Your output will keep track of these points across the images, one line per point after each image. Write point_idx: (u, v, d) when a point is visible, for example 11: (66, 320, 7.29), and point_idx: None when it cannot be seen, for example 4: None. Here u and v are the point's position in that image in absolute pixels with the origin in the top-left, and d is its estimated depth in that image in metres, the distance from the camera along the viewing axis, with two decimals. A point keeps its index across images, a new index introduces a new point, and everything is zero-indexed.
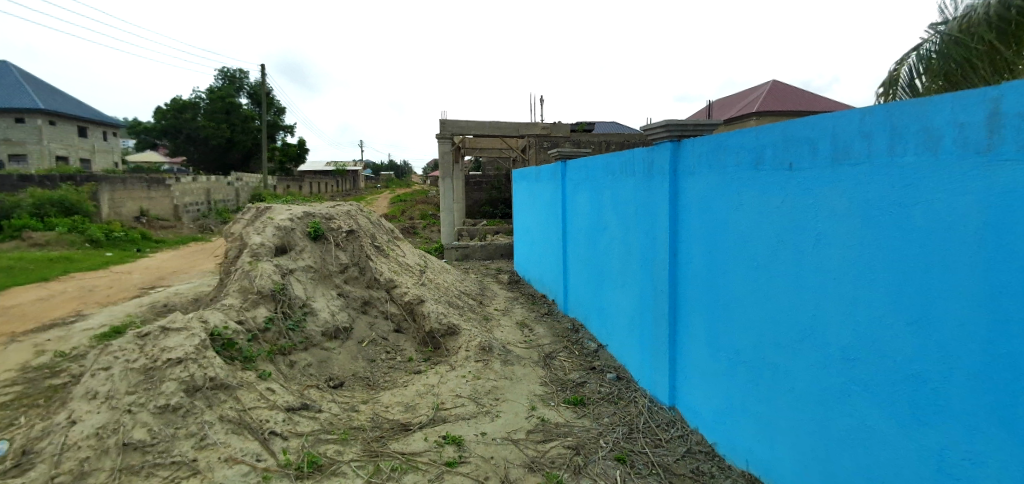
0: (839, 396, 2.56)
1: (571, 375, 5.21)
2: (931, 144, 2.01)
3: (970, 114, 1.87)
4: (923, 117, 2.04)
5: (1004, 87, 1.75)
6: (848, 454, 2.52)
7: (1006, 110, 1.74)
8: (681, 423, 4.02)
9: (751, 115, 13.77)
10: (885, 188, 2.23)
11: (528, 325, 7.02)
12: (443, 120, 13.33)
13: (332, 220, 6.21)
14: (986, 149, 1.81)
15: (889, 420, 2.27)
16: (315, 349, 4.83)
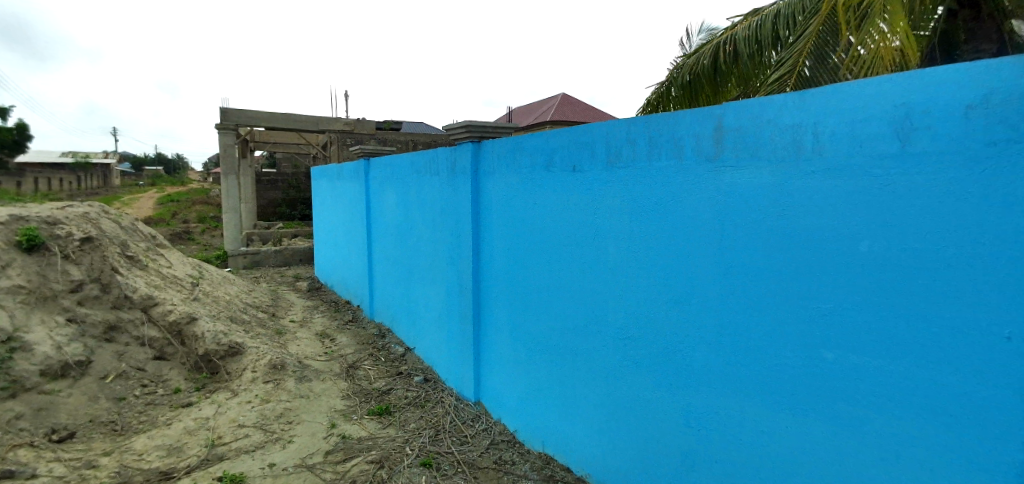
0: (616, 373, 2.89)
1: (377, 383, 4.97)
2: (677, 152, 2.40)
3: (702, 127, 2.28)
4: (672, 128, 2.42)
5: (725, 107, 2.18)
6: (623, 423, 2.86)
7: (726, 125, 2.17)
8: (486, 417, 4.14)
9: (546, 124, 15.09)
10: (645, 189, 2.59)
11: (330, 335, 6.51)
12: (224, 109, 11.62)
13: (57, 226, 4.86)
14: (714, 157, 2.23)
15: (653, 387, 2.65)
16: (29, 396, 3.69)
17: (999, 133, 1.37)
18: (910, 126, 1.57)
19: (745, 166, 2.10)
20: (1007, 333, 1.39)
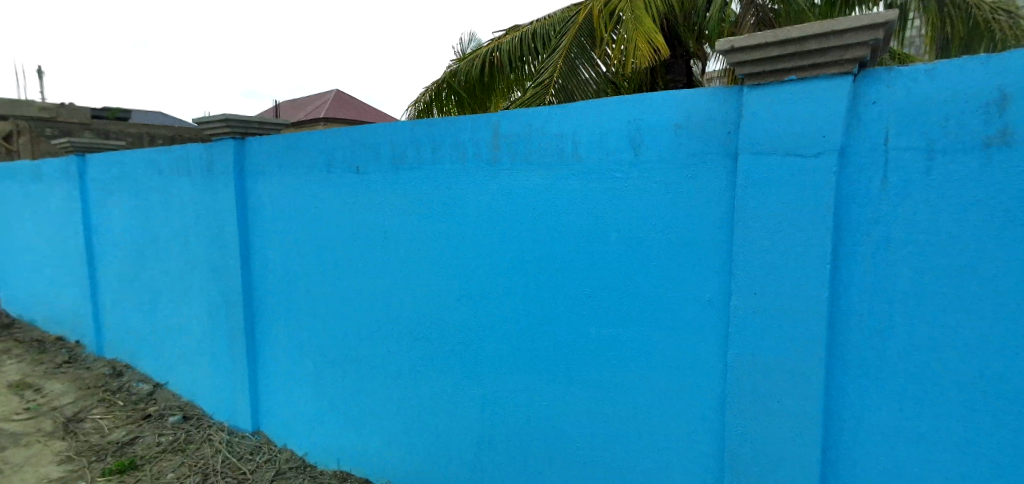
0: (410, 375, 2.89)
1: (114, 435, 3.96)
2: (460, 155, 2.53)
3: (482, 133, 2.45)
4: (454, 132, 2.53)
5: (500, 115, 2.38)
6: (423, 422, 2.87)
7: (503, 131, 2.38)
8: (268, 446, 3.67)
9: (320, 121, 14.11)
10: (432, 190, 2.65)
11: (30, 386, 4.93)
12: None
13: None
14: (494, 160, 2.42)
15: (450, 381, 2.73)
16: None
17: (695, 147, 1.90)
18: (640, 139, 2.02)
19: (520, 169, 2.35)
20: (708, 296, 1.94)
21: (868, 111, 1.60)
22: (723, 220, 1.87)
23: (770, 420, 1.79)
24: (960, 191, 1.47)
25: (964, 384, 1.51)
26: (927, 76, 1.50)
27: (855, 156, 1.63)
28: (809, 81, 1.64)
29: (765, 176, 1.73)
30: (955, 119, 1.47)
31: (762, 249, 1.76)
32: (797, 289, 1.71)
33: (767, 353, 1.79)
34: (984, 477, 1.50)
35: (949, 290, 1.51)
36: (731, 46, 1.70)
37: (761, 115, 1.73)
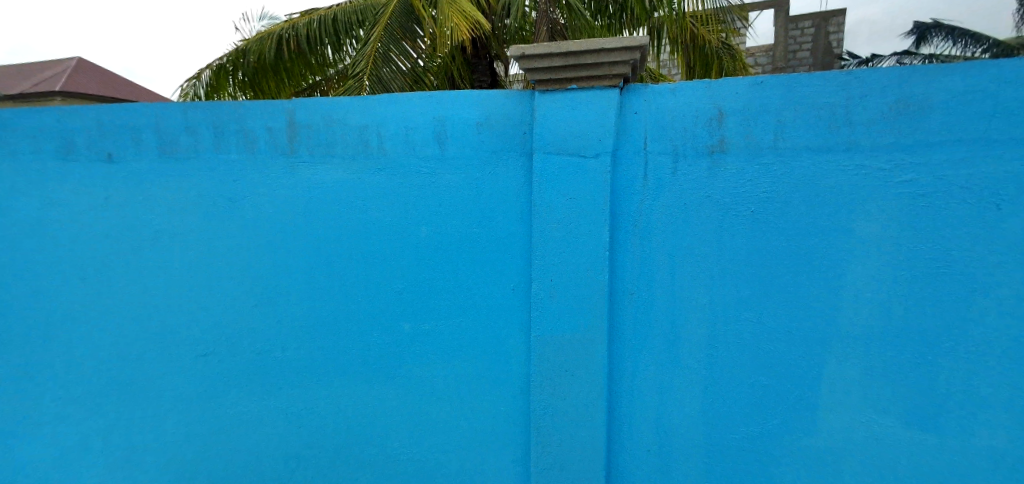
0: (184, 406, 2.42)
1: None
2: (249, 145, 2.25)
3: (275, 120, 2.23)
4: (240, 118, 2.25)
5: (295, 102, 2.20)
6: (207, 455, 2.44)
7: (300, 120, 2.20)
8: None
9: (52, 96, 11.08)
10: (214, 184, 2.30)
11: None
12: None
13: None
14: (289, 152, 2.23)
15: (243, 401, 2.38)
16: None
17: (496, 146, 2.02)
18: (444, 135, 2.06)
19: (321, 163, 2.20)
20: (512, 285, 2.09)
21: (632, 119, 1.89)
22: (521, 214, 2.04)
23: (566, 390, 2.05)
24: (695, 188, 1.86)
25: (699, 341, 1.94)
26: (670, 94, 1.85)
27: (623, 158, 1.92)
28: (587, 91, 1.88)
29: (556, 174, 1.93)
30: (690, 131, 1.85)
31: (555, 240, 1.97)
32: (584, 273, 1.97)
33: (563, 332, 2.02)
34: (713, 409, 1.96)
35: (687, 268, 1.92)
36: (522, 52, 1.82)
37: (550, 117, 1.91)
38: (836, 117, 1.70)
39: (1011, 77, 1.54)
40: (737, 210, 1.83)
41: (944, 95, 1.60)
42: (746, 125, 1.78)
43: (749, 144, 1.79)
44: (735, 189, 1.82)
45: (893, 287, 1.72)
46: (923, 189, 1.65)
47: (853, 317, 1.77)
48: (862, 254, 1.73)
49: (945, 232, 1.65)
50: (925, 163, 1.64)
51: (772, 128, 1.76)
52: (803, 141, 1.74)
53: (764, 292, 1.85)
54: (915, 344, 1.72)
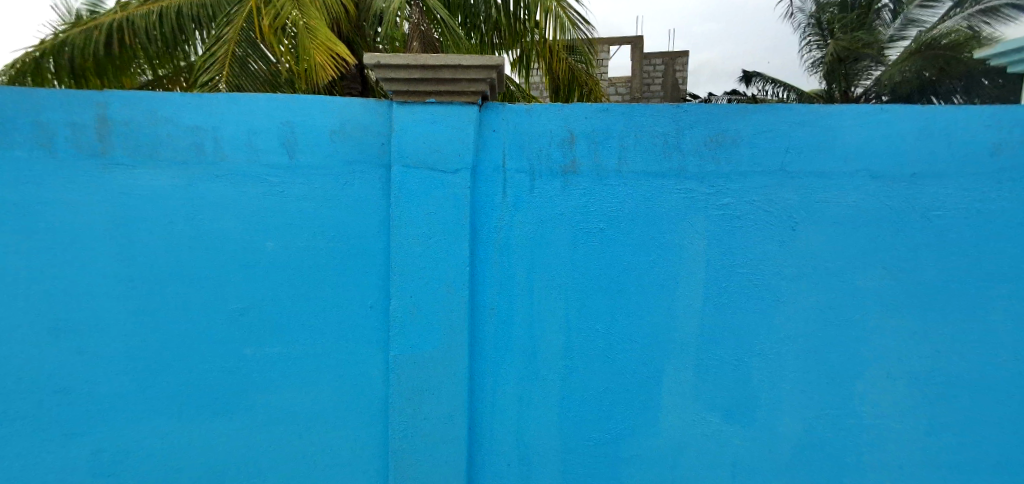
0: None
1: None
2: (42, 141, 1.87)
3: (79, 114, 1.87)
4: (30, 109, 1.86)
5: (108, 94, 1.87)
6: None
7: (113, 116, 1.88)
8: None
9: None
10: None
11: None
12: None
13: None
14: (99, 152, 1.88)
15: (32, 449, 1.96)
16: None
17: (352, 156, 1.91)
18: (294, 142, 1.90)
19: (141, 167, 1.90)
20: (369, 303, 1.98)
21: (491, 137, 1.91)
22: (380, 228, 1.94)
23: (427, 410, 1.98)
24: (551, 206, 1.93)
25: (555, 353, 2.01)
26: (527, 115, 1.91)
27: (483, 174, 1.93)
28: (446, 105, 1.86)
29: (415, 188, 1.88)
30: (546, 151, 1.91)
31: (415, 255, 1.91)
32: (444, 289, 1.93)
33: (424, 350, 1.96)
34: (569, 419, 2.03)
35: (544, 283, 1.97)
36: (378, 61, 1.77)
37: (409, 130, 1.86)
38: (670, 145, 1.88)
39: (796, 120, 1.85)
40: (587, 227, 1.94)
41: (751, 131, 1.86)
42: (595, 148, 1.90)
43: (598, 166, 1.90)
44: (587, 207, 1.93)
45: (715, 297, 1.95)
46: (737, 211, 1.90)
47: (685, 325, 1.96)
48: (691, 268, 1.94)
49: (754, 249, 1.91)
50: (739, 189, 1.89)
51: (616, 153, 1.90)
52: (643, 165, 1.90)
53: (612, 305, 1.97)
54: (733, 347, 1.96)
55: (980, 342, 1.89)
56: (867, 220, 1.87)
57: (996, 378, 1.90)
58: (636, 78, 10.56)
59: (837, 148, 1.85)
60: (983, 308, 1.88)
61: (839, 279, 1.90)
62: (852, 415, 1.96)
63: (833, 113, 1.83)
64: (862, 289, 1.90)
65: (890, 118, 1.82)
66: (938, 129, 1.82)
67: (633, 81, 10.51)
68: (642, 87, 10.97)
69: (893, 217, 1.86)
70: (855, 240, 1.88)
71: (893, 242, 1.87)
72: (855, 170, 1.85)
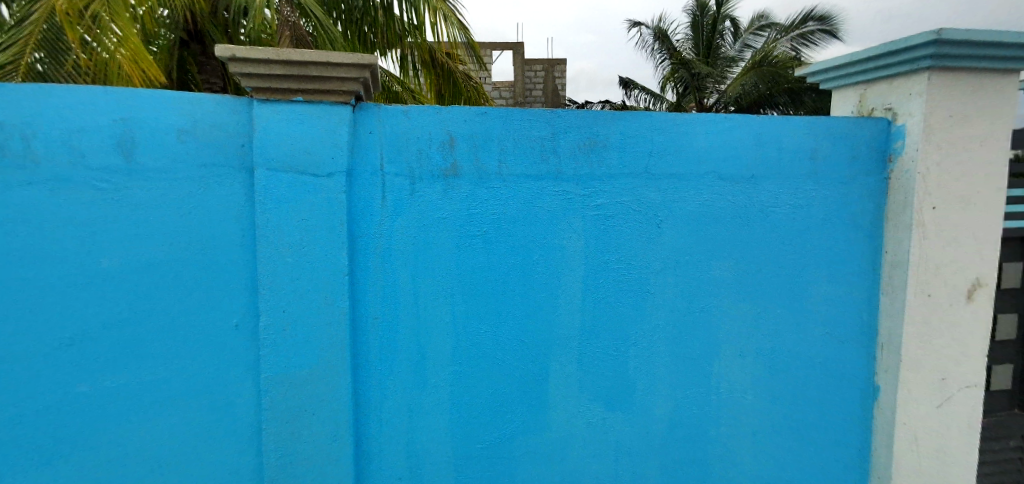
0: None
1: None
2: None
3: None
4: None
5: None
6: None
7: None
8: None
9: None
10: None
11: None
12: None
13: None
14: None
15: None
16: None
17: (206, 159, 1.71)
18: (132, 143, 1.65)
19: None
20: (235, 322, 1.79)
21: (366, 139, 1.83)
22: (244, 238, 1.77)
23: (307, 433, 1.83)
24: (433, 210, 1.90)
25: (443, 359, 1.98)
26: (405, 116, 1.85)
27: (360, 178, 1.84)
28: (315, 105, 1.74)
29: (284, 193, 1.74)
30: (425, 154, 1.88)
31: (286, 267, 1.76)
32: (322, 301, 1.80)
33: (300, 368, 1.81)
34: (460, 424, 2.02)
35: (428, 289, 1.94)
36: (233, 54, 1.60)
37: (274, 131, 1.71)
38: (546, 149, 1.95)
39: (657, 127, 2.01)
40: (471, 230, 1.94)
41: (618, 136, 1.99)
42: (475, 151, 1.90)
43: (478, 169, 1.91)
44: (469, 211, 1.93)
45: (593, 293, 2.05)
46: (610, 211, 2.02)
47: (567, 321, 2.05)
48: (570, 267, 2.03)
49: (626, 246, 2.05)
50: (610, 191, 2.01)
51: (496, 156, 1.92)
52: (522, 168, 1.94)
53: (497, 307, 1.99)
54: (611, 338, 2.09)
55: (807, 319, 2.21)
56: (717, 217, 2.10)
57: (821, 349, 2.23)
58: (519, 84, 10.91)
59: (692, 153, 2.05)
60: (807, 291, 2.20)
61: (698, 270, 2.11)
62: (713, 391, 2.19)
63: (687, 121, 2.03)
64: (716, 278, 2.13)
65: (733, 126, 2.06)
66: (770, 137, 2.10)
67: (517, 86, 10.83)
68: (526, 93, 11.35)
69: (738, 214, 2.11)
70: (709, 235, 2.10)
71: (739, 235, 2.12)
72: (706, 172, 2.07)
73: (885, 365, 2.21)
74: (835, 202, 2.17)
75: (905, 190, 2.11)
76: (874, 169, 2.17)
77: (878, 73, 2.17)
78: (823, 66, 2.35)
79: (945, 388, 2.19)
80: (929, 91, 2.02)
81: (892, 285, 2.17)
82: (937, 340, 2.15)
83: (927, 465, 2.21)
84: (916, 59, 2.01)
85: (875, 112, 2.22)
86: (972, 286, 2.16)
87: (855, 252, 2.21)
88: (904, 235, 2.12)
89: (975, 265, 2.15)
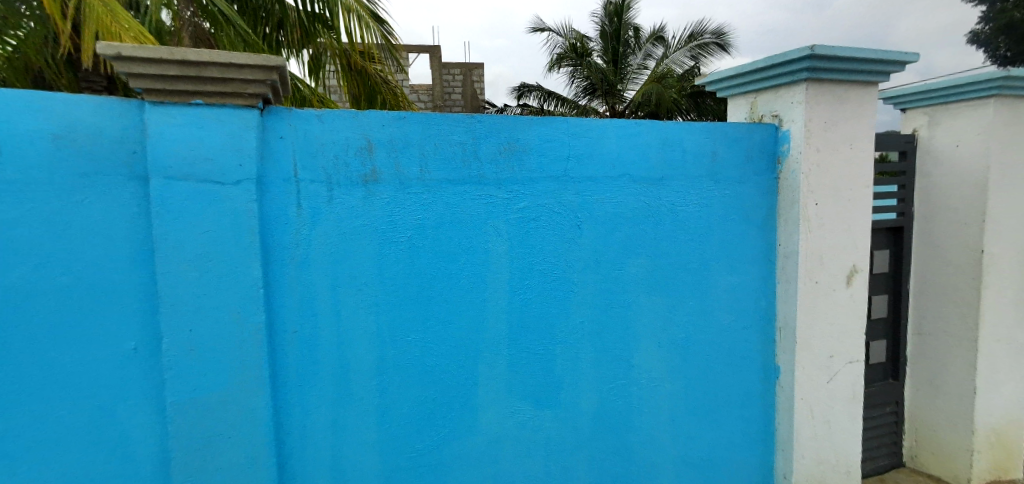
0: None
1: None
2: None
3: None
4: None
5: None
6: None
7: None
8: None
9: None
10: None
11: None
12: None
13: None
14: None
15: None
16: None
17: (89, 167, 1.54)
18: None
19: None
20: (131, 346, 1.62)
21: (276, 144, 1.73)
22: (138, 253, 1.61)
23: (221, 461, 1.70)
24: (352, 218, 1.84)
25: (368, 371, 1.92)
26: (318, 121, 1.77)
27: (271, 186, 1.74)
28: (216, 109, 1.62)
29: (184, 203, 1.60)
30: (342, 160, 1.81)
31: (190, 283, 1.62)
32: (232, 319, 1.68)
33: (210, 392, 1.67)
34: (390, 436, 1.96)
35: (351, 299, 1.87)
36: (117, 52, 1.45)
37: (169, 136, 1.57)
38: (466, 153, 1.96)
39: (573, 132, 2.09)
40: (394, 237, 1.90)
41: (536, 141, 2.04)
42: (394, 157, 1.87)
43: (399, 175, 1.88)
44: (390, 217, 1.88)
45: (518, 295, 2.09)
46: (532, 214, 2.07)
47: (494, 324, 2.06)
48: (495, 270, 2.04)
49: (549, 247, 2.10)
50: (531, 194, 2.06)
51: (416, 161, 1.90)
52: (443, 173, 1.93)
53: (424, 313, 1.96)
54: (538, 339, 2.13)
55: (715, 309, 2.39)
56: (632, 217, 2.21)
57: (728, 336, 2.42)
58: (438, 87, 10.82)
59: (606, 156, 2.15)
60: (714, 284, 2.37)
61: (616, 268, 2.21)
62: (635, 383, 2.30)
63: (600, 126, 2.12)
64: (634, 275, 2.24)
65: (642, 131, 2.19)
66: (675, 141, 2.25)
67: (435, 89, 10.74)
68: (445, 96, 11.30)
69: (651, 214, 2.24)
70: (625, 234, 2.21)
71: (653, 233, 2.25)
72: (620, 175, 2.17)
73: (783, 347, 2.44)
74: (735, 200, 2.36)
75: (792, 189, 2.34)
76: (766, 170, 2.40)
77: (766, 83, 2.39)
78: (719, 76, 2.55)
79: (832, 365, 2.46)
80: (807, 100, 2.27)
81: (786, 274, 2.41)
82: (824, 321, 2.41)
83: (820, 434, 2.47)
84: (796, 71, 2.25)
85: (764, 118, 2.44)
86: (849, 273, 2.45)
87: (754, 246, 2.42)
88: (793, 229, 2.35)
89: (851, 253, 2.44)
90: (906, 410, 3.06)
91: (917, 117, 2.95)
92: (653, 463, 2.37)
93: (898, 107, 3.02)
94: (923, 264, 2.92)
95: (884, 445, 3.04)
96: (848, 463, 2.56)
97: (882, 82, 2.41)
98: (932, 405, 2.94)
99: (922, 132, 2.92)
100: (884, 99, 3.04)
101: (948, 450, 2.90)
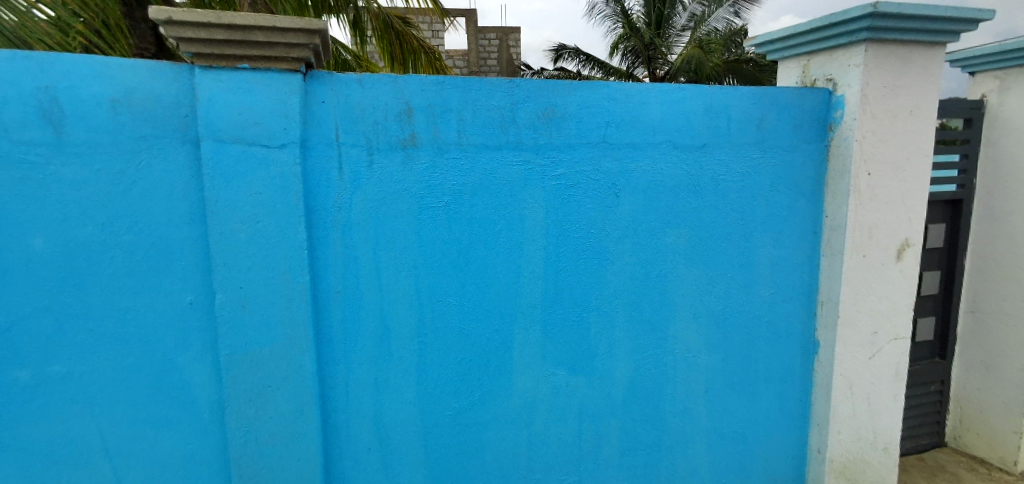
0: None
1: None
2: None
3: None
4: None
5: None
6: None
7: None
8: None
9: None
10: None
11: None
12: None
13: None
14: None
15: None
16: None
17: (145, 130, 1.61)
18: (59, 114, 1.53)
19: None
20: (188, 300, 1.72)
21: (319, 109, 1.76)
22: (192, 214, 1.68)
23: (272, 410, 1.80)
24: (391, 182, 1.87)
25: (407, 333, 1.98)
26: (358, 86, 1.78)
27: (314, 150, 1.77)
28: (262, 73, 1.65)
29: (234, 166, 1.66)
30: (382, 125, 1.83)
31: (241, 242, 1.69)
32: (278, 279, 1.75)
33: (260, 347, 1.76)
34: (429, 395, 2.04)
35: (389, 263, 1.91)
36: (169, 17, 1.48)
37: (219, 101, 1.62)
38: (505, 119, 1.94)
39: (614, 97, 2.04)
40: (432, 203, 1.92)
41: (576, 106, 2.00)
42: (433, 122, 1.87)
43: (436, 140, 1.88)
44: (429, 183, 1.90)
45: (555, 262, 2.09)
46: (571, 181, 2.05)
47: (530, 290, 2.08)
48: (532, 237, 2.05)
49: (585, 215, 2.09)
50: (570, 161, 2.04)
51: (455, 126, 1.90)
52: (481, 138, 1.93)
53: (462, 278, 2.00)
54: (572, 307, 2.15)
55: (755, 282, 2.34)
56: (672, 186, 2.16)
57: (768, 309, 2.38)
58: (473, 52, 10.67)
59: (647, 122, 2.09)
60: (754, 255, 2.32)
61: (654, 238, 2.19)
62: (670, 353, 2.30)
63: (641, 90, 2.06)
64: (672, 246, 2.21)
65: (685, 96, 2.11)
66: (720, 107, 2.16)
67: (471, 53, 10.64)
68: (481, 62, 11.23)
69: (691, 182, 2.18)
70: (664, 203, 2.17)
71: (693, 202, 2.20)
72: (661, 141, 2.12)
73: (825, 321, 2.38)
74: (781, 170, 2.28)
75: (844, 158, 2.23)
76: (816, 138, 2.29)
77: (820, 44, 2.26)
78: (769, 38, 2.42)
79: (876, 341, 2.38)
80: (865, 63, 2.14)
81: (831, 247, 2.32)
82: (870, 296, 2.33)
83: (859, 410, 2.42)
84: (855, 32, 2.11)
85: (816, 83, 2.32)
86: (901, 246, 2.34)
87: (799, 218, 2.34)
88: (842, 200, 2.25)
89: (904, 227, 2.33)
90: (953, 390, 2.96)
91: (987, 81, 2.74)
92: (686, 431, 2.38)
93: (966, 71, 2.81)
94: (981, 240, 2.77)
95: (924, 423, 2.97)
96: (887, 440, 2.51)
97: (950, 42, 2.24)
98: (982, 387, 2.83)
99: (992, 97, 2.71)
100: (950, 62, 2.83)
101: (995, 433, 2.81)
